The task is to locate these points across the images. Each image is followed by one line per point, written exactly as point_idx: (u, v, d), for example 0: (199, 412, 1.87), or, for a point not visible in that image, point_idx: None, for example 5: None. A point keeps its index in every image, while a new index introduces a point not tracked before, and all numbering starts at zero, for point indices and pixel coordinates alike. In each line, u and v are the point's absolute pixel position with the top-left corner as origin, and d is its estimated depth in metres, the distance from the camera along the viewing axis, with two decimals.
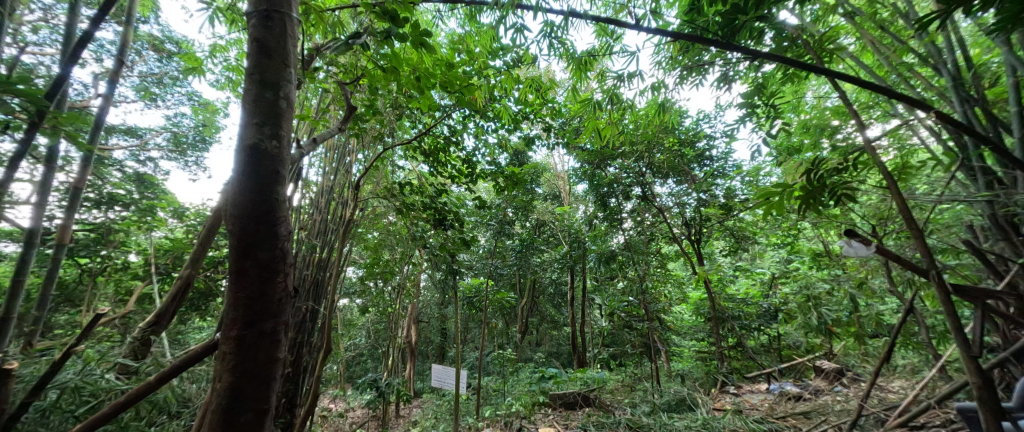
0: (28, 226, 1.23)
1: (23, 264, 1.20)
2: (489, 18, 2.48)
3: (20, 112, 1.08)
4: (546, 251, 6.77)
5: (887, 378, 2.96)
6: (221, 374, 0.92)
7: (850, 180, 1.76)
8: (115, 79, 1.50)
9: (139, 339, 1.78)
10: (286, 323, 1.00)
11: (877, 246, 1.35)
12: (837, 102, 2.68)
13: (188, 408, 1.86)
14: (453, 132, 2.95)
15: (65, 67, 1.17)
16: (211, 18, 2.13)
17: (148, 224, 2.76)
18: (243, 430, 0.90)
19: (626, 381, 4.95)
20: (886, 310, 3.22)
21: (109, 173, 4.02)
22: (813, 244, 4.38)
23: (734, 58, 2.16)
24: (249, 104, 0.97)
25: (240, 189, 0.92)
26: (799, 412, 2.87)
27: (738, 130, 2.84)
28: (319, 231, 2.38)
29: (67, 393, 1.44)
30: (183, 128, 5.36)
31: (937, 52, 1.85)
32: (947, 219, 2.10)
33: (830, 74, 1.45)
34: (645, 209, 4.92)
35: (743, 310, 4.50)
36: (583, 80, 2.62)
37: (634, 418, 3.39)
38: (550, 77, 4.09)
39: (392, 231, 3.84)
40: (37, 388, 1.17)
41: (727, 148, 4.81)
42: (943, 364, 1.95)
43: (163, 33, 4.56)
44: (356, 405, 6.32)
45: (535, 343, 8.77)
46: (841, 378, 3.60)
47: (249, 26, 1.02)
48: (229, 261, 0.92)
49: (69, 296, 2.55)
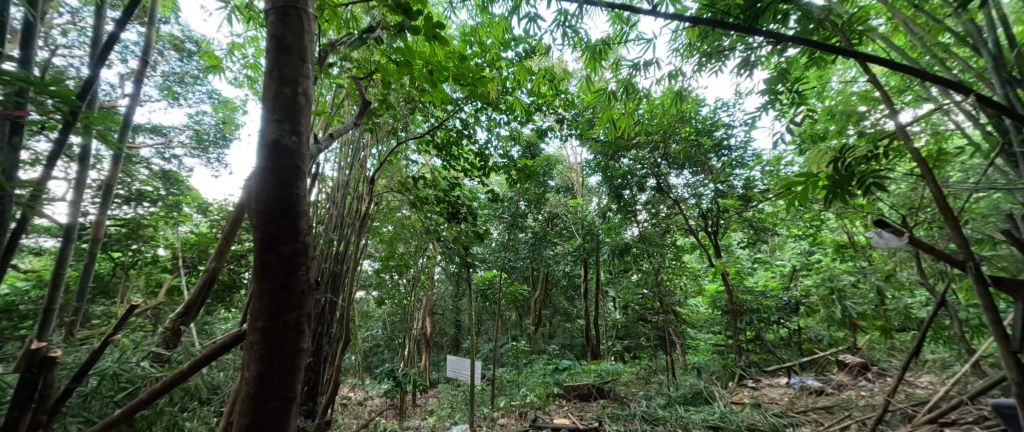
0: (65, 222, 1.25)
1: (64, 258, 1.21)
2: (501, 9, 2.50)
3: (54, 112, 1.06)
4: (559, 244, 6.78)
5: (915, 373, 2.86)
6: (249, 364, 0.95)
7: (880, 169, 1.71)
8: (140, 79, 1.52)
9: (170, 329, 1.84)
10: (309, 314, 1.02)
11: (910, 237, 1.33)
12: (863, 87, 2.60)
13: (218, 395, 1.94)
14: (465, 126, 2.99)
15: (93, 68, 1.19)
16: (230, 15, 2.18)
17: (175, 219, 2.86)
18: (271, 417, 0.93)
19: (642, 373, 4.99)
20: (914, 303, 3.06)
21: (137, 170, 4.17)
22: (836, 236, 4.36)
23: (755, 43, 2.11)
24: (269, 101, 0.99)
25: (262, 184, 0.94)
26: (821, 406, 2.82)
27: (758, 118, 2.76)
28: (336, 225, 2.44)
29: (106, 380, 1.49)
30: (205, 126, 5.51)
31: (976, 31, 1.75)
32: (984, 208, 2.00)
33: (861, 57, 1.37)
34: (661, 200, 4.87)
35: (761, 303, 4.51)
36: (597, 71, 2.59)
37: (649, 411, 3.41)
38: (563, 66, 4.07)
39: (406, 224, 4.01)
40: (82, 375, 1.16)
41: (747, 137, 4.68)
42: (978, 359, 1.86)
43: (183, 32, 4.66)
44: (374, 394, 6.49)
45: (548, 335, 8.90)
46: (866, 373, 3.50)
47: (267, 24, 1.03)
48: (255, 255, 0.95)
49: (104, 288, 2.67)
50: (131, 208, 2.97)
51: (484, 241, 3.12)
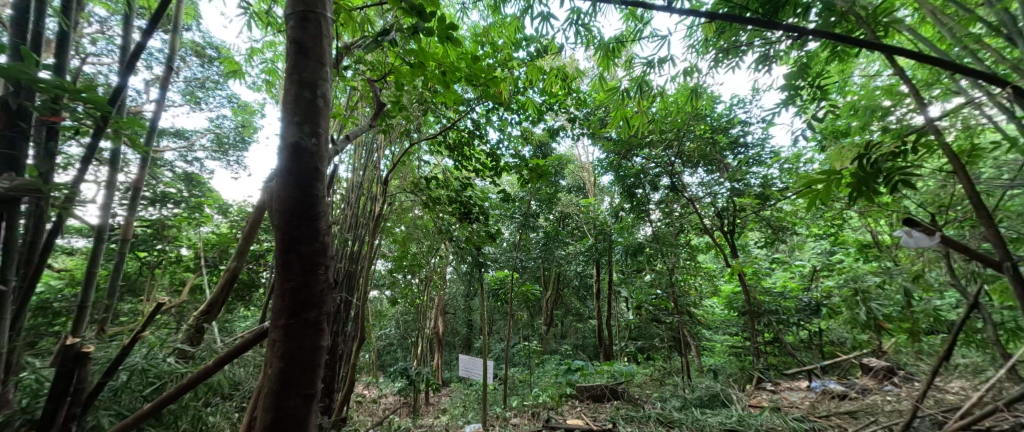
0: (97, 223, 1.29)
1: (96, 257, 1.25)
2: (513, 8, 2.50)
3: (85, 118, 1.09)
4: (571, 244, 6.75)
5: (945, 377, 2.76)
6: (271, 361, 0.96)
7: (908, 165, 1.64)
8: (165, 85, 1.56)
9: (194, 327, 1.88)
10: (327, 313, 1.03)
11: (942, 236, 1.29)
12: (886, 81, 2.52)
13: (240, 391, 1.98)
14: (477, 126, 3.00)
15: (122, 76, 1.23)
16: (248, 21, 2.23)
17: (197, 220, 2.94)
18: (293, 414, 0.94)
19: (656, 374, 4.94)
20: (944, 305, 2.95)
21: (161, 172, 4.30)
22: (859, 235, 4.24)
23: (774, 37, 2.07)
24: (289, 104, 1.00)
25: (283, 186, 0.96)
26: (844, 411, 2.75)
27: (777, 115, 2.70)
28: (351, 225, 2.46)
29: (135, 375, 1.54)
30: (225, 129, 5.65)
31: (1010, 22, 1.67)
32: (1020, 206, 1.92)
33: (887, 49, 1.32)
34: (674, 199, 4.79)
35: (780, 304, 4.40)
36: (610, 69, 2.57)
37: (664, 413, 3.36)
38: (574, 65, 4.05)
39: (419, 224, 4.04)
40: (112, 371, 1.19)
41: (765, 134, 4.56)
42: (1015, 364, 1.78)
43: (204, 38, 4.79)
44: (388, 393, 6.55)
45: (560, 335, 8.87)
46: (892, 378, 3.39)
47: (287, 29, 1.05)
48: (277, 254, 0.96)
49: (131, 286, 2.77)
50: (155, 209, 3.07)
51: (496, 240, 3.12)
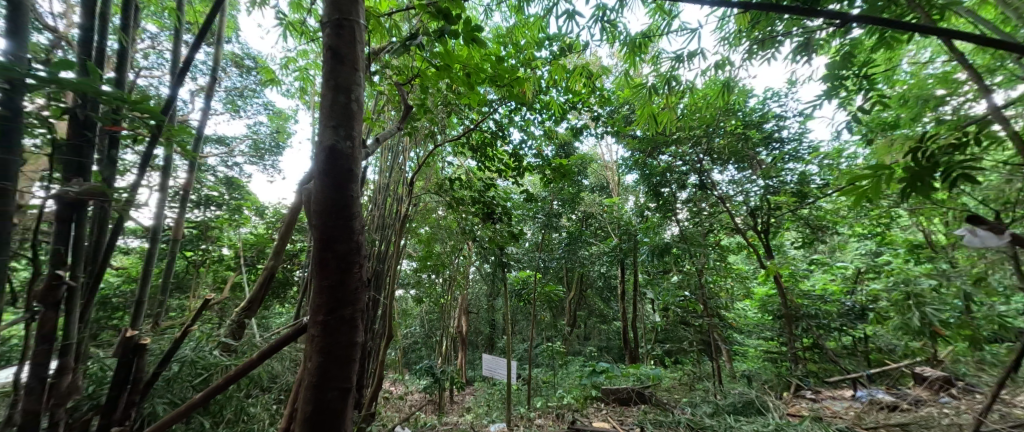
0: (151, 224, 1.37)
1: (151, 256, 1.33)
2: (536, 8, 2.48)
3: (142, 126, 1.15)
4: (595, 244, 6.66)
5: (1009, 389, 2.55)
6: (310, 355, 0.99)
7: (971, 157, 1.50)
8: (210, 94, 1.64)
9: (236, 322, 1.97)
10: (362, 310, 1.05)
11: (1012, 235, 1.19)
12: (939, 69, 2.35)
13: (277, 384, 2.05)
14: (500, 126, 3.01)
15: (173, 86, 1.29)
16: (283, 30, 2.31)
17: (236, 222, 3.09)
18: (330, 407, 0.97)
19: (686, 379, 4.81)
20: (1008, 311, 2.72)
21: (204, 176, 4.54)
22: (909, 234, 3.97)
23: (814, 26, 1.97)
24: (325, 109, 1.03)
25: (320, 187, 0.99)
26: (894, 423, 2.59)
27: (818, 108, 2.56)
28: (379, 226, 2.51)
29: (184, 366, 1.62)
30: (261, 135, 5.90)
31: None
32: None
33: (943, 34, 1.16)
34: (702, 198, 4.61)
35: (820, 308, 4.18)
36: (636, 65, 2.52)
37: (694, 419, 3.26)
38: (597, 63, 3.99)
39: (442, 225, 4.08)
40: (164, 363, 1.25)
41: (802, 128, 4.35)
42: None
43: (243, 49, 5.02)
44: (414, 390, 6.66)
45: (584, 337, 8.76)
46: (949, 388, 3.16)
47: (323, 36, 1.08)
48: (314, 253, 0.99)
49: (179, 284, 2.93)
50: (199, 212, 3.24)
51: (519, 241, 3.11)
